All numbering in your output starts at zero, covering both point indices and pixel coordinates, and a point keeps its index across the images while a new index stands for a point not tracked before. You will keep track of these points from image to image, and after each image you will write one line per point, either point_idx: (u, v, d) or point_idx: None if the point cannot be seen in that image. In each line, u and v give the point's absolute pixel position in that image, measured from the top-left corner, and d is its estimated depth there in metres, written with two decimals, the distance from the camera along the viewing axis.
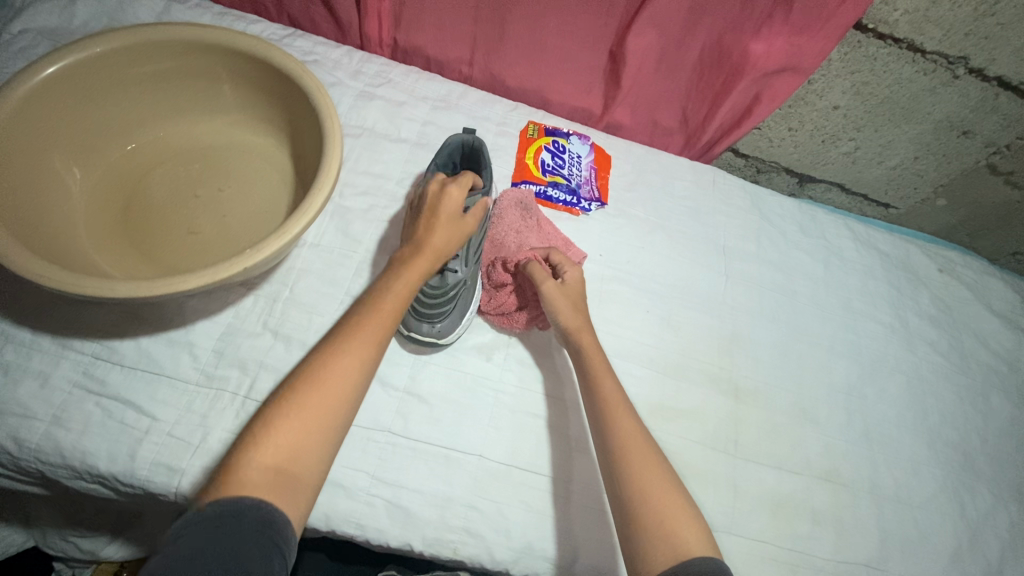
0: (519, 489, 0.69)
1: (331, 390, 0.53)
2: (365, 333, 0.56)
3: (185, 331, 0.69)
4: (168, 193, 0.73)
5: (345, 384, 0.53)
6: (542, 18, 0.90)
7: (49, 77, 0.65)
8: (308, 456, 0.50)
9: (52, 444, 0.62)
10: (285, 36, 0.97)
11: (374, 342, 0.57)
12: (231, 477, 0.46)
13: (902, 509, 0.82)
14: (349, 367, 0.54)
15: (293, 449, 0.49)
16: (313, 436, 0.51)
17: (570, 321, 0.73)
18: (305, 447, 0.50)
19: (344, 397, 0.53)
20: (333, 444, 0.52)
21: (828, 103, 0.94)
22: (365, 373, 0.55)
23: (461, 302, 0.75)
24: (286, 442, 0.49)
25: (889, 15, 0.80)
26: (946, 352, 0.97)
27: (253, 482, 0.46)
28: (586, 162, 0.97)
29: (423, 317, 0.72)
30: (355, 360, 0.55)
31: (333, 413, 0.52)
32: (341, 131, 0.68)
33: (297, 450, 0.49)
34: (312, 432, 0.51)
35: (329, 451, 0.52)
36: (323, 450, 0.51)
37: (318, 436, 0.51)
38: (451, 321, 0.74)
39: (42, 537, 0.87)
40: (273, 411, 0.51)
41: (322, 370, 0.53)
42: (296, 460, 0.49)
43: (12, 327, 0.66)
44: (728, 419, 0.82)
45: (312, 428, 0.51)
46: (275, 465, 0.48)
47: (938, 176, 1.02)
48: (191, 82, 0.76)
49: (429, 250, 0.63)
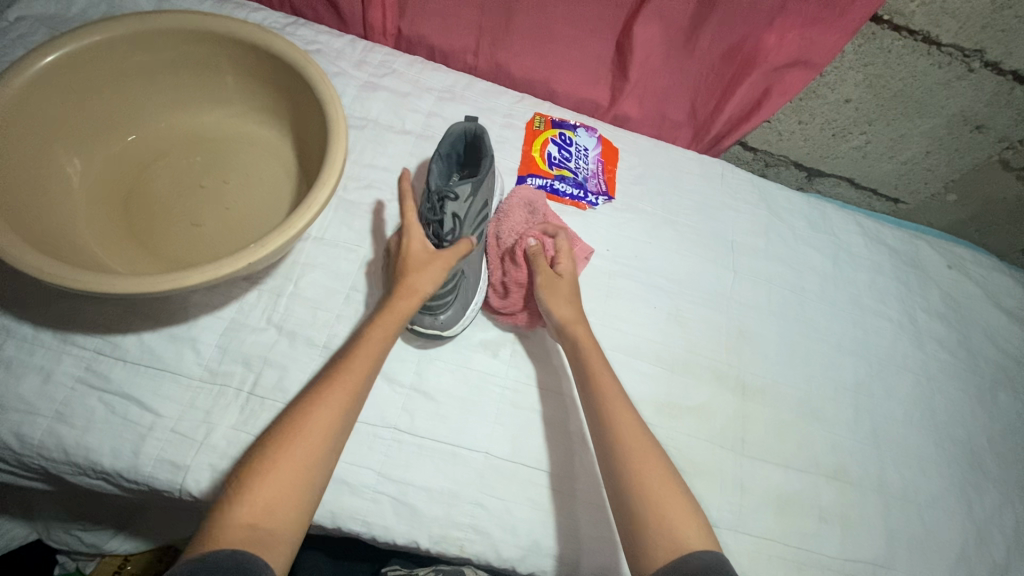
0: (526, 487, 0.69)
1: (305, 450, 0.54)
2: (337, 391, 0.58)
3: (188, 326, 0.68)
4: (170, 186, 0.72)
5: (318, 442, 0.55)
6: (549, 7, 0.89)
7: (48, 67, 0.64)
8: (283, 512, 0.51)
9: (55, 441, 0.61)
10: (287, 24, 0.95)
11: (347, 397, 0.58)
12: (210, 532, 0.48)
13: (908, 507, 0.82)
14: (323, 424, 0.56)
15: (268, 506, 0.51)
16: (288, 490, 0.52)
17: (565, 314, 0.72)
18: (279, 503, 0.51)
19: (319, 452, 0.55)
20: (310, 499, 0.53)
21: (840, 97, 0.92)
22: (338, 430, 0.57)
23: (463, 292, 0.74)
24: (262, 499, 0.51)
25: (906, 6, 0.78)
26: (954, 349, 0.96)
27: (230, 538, 0.48)
28: (593, 155, 0.95)
29: (425, 309, 0.70)
30: (329, 417, 0.56)
31: (307, 471, 0.54)
32: (346, 123, 0.67)
33: (271, 506, 0.51)
34: (287, 488, 0.52)
35: (305, 508, 0.53)
36: (298, 505, 0.52)
37: (292, 493, 0.52)
38: (455, 312, 0.73)
39: (45, 529, 0.87)
40: (250, 471, 0.53)
41: (296, 427, 0.55)
42: (270, 516, 0.50)
43: (13, 322, 0.65)
44: (735, 416, 0.81)
45: (289, 483, 0.52)
46: (250, 523, 0.49)
47: (949, 171, 1.01)
48: (192, 72, 0.74)
49: (411, 291, 0.63)
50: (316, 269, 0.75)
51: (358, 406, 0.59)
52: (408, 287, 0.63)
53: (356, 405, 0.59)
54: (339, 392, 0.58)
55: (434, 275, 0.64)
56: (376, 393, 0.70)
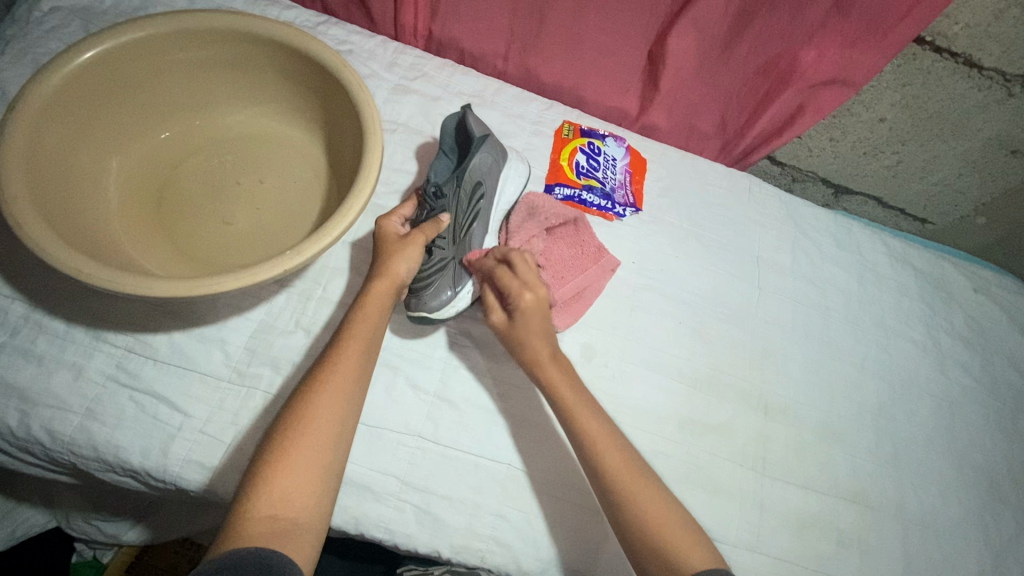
0: (548, 501, 0.68)
1: (318, 435, 0.53)
2: (340, 375, 0.57)
3: (217, 327, 0.68)
4: (201, 184, 0.71)
5: (330, 426, 0.54)
6: (584, 15, 0.88)
7: (87, 63, 0.63)
8: (304, 499, 0.49)
9: (85, 437, 0.62)
10: (319, 23, 0.95)
11: (351, 381, 0.57)
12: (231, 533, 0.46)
13: (926, 533, 0.81)
14: (331, 408, 0.54)
15: (287, 496, 0.49)
16: (306, 475, 0.50)
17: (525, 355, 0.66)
18: (298, 490, 0.50)
19: (332, 436, 0.53)
20: (329, 485, 0.52)
21: (874, 115, 0.91)
22: (346, 413, 0.55)
23: (450, 272, 0.73)
24: (280, 489, 0.49)
25: (949, 28, 0.78)
26: (978, 375, 0.95)
27: (254, 532, 0.46)
28: (621, 165, 0.95)
29: (413, 291, 0.72)
30: (336, 401, 0.55)
31: (322, 455, 0.52)
32: (381, 129, 0.67)
33: (291, 495, 0.49)
34: (306, 474, 0.51)
35: (325, 493, 0.51)
36: (318, 490, 0.51)
37: (311, 479, 0.51)
38: (439, 290, 0.72)
39: (65, 518, 0.88)
40: (262, 462, 0.51)
41: (305, 413, 0.54)
42: (290, 504, 0.49)
43: (46, 318, 0.66)
44: (757, 435, 0.81)
45: (307, 470, 0.51)
46: (272, 513, 0.47)
47: (980, 194, 1.00)
48: (228, 71, 0.74)
49: (390, 274, 0.65)
50: (344, 273, 0.74)
51: (361, 389, 0.58)
52: (386, 269, 0.65)
53: (360, 388, 0.58)
54: (342, 376, 0.57)
55: (411, 257, 0.66)
56: (401, 400, 0.70)
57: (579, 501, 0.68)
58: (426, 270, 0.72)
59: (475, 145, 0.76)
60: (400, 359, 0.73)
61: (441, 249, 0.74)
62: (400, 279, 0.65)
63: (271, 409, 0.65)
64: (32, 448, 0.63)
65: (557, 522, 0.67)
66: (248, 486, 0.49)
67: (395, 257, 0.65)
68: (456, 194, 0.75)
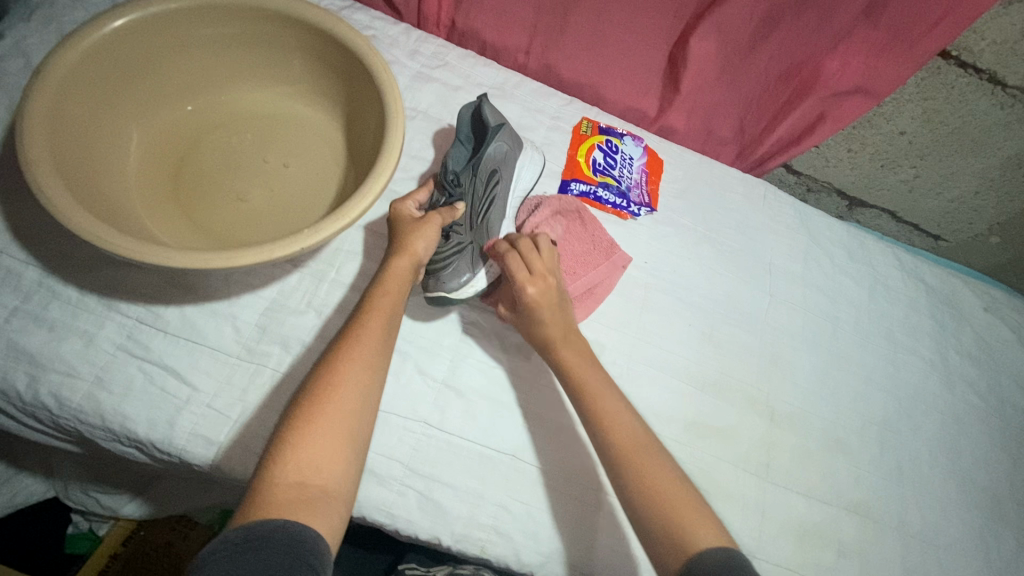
0: (552, 494, 0.68)
1: (343, 404, 0.53)
2: (363, 348, 0.57)
3: (228, 303, 0.68)
4: (218, 159, 0.71)
5: (355, 396, 0.54)
6: (608, 13, 0.88)
7: (116, 31, 0.64)
8: (332, 467, 0.49)
9: (93, 405, 0.62)
10: (344, 8, 0.95)
11: (374, 355, 0.57)
12: (258, 499, 0.45)
13: (926, 549, 0.81)
14: (355, 379, 0.54)
15: (316, 464, 0.49)
16: (335, 445, 0.50)
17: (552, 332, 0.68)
18: (327, 457, 0.49)
19: (356, 405, 0.53)
20: (356, 454, 0.52)
21: (895, 128, 0.91)
22: (369, 384, 0.55)
23: (467, 254, 0.74)
24: (309, 457, 0.49)
25: (976, 43, 0.78)
26: (984, 394, 0.95)
27: (283, 497, 0.45)
28: (637, 165, 0.95)
29: (430, 273, 0.72)
30: (361, 373, 0.55)
31: (348, 425, 0.52)
32: (404, 114, 0.67)
33: (319, 462, 0.49)
34: (333, 441, 0.50)
35: (353, 463, 0.51)
36: (346, 459, 0.51)
37: (338, 446, 0.50)
38: (456, 271, 0.71)
39: (63, 489, 0.87)
40: (286, 431, 0.50)
41: (329, 383, 0.54)
42: (318, 471, 0.48)
43: (59, 284, 0.66)
44: (762, 441, 0.81)
45: (336, 438, 0.51)
46: (301, 480, 0.47)
47: (996, 213, 1.00)
48: (254, 49, 0.74)
49: (408, 251, 0.65)
50: (358, 257, 0.74)
51: (383, 363, 0.58)
52: (404, 247, 0.66)
53: (382, 361, 0.58)
54: (366, 350, 0.57)
55: (429, 237, 0.67)
56: (409, 387, 0.70)
57: (580, 496, 0.68)
58: (443, 252, 0.72)
59: (490, 134, 0.78)
60: (410, 345, 0.73)
61: (458, 234, 0.75)
62: (419, 256, 0.66)
63: (280, 387, 0.65)
64: (39, 413, 0.63)
65: (559, 516, 0.67)
66: (273, 454, 0.49)
67: (416, 236, 0.67)
68: (473, 184, 0.77)
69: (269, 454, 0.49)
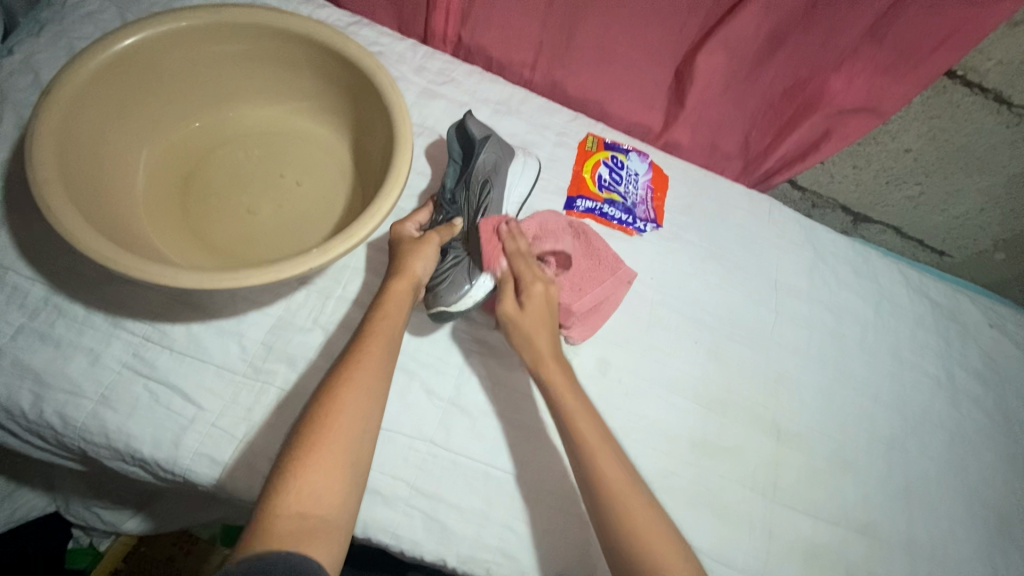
0: (557, 514, 0.67)
1: (343, 431, 0.52)
2: (364, 372, 0.56)
3: (234, 321, 0.68)
4: (226, 176, 0.72)
5: (356, 422, 0.53)
6: (615, 30, 0.88)
7: (125, 50, 0.64)
8: (332, 496, 0.49)
9: (98, 424, 0.61)
10: (351, 23, 0.95)
11: (375, 380, 0.57)
12: (257, 532, 0.45)
13: (934, 569, 0.80)
14: (355, 406, 0.54)
15: (316, 494, 0.48)
16: (335, 473, 0.50)
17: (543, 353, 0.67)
18: (327, 486, 0.49)
19: (357, 432, 0.53)
20: (356, 481, 0.52)
21: (900, 146, 0.91)
22: (370, 410, 0.55)
23: (463, 265, 0.74)
24: (309, 486, 0.48)
25: (981, 63, 0.78)
26: (991, 411, 0.94)
27: (283, 530, 0.45)
28: (643, 181, 0.95)
29: (429, 291, 0.72)
30: (361, 399, 0.55)
31: (349, 452, 0.52)
32: (412, 133, 0.67)
33: (319, 491, 0.49)
34: (333, 470, 0.50)
35: (352, 492, 0.51)
36: (346, 488, 0.50)
37: (338, 475, 0.50)
38: (454, 283, 0.71)
39: (64, 504, 0.87)
40: (287, 459, 0.50)
41: (330, 409, 0.53)
42: (319, 500, 0.48)
43: (65, 302, 0.66)
44: (769, 461, 0.80)
45: (337, 466, 0.50)
46: (301, 511, 0.47)
47: (1000, 230, 1.00)
48: (262, 66, 0.74)
49: (408, 274, 0.66)
50: (364, 273, 0.74)
51: (384, 387, 0.58)
52: (404, 269, 0.66)
53: (383, 384, 0.58)
54: (366, 374, 0.56)
55: (428, 256, 0.68)
56: (415, 405, 0.70)
57: (586, 517, 0.68)
58: (441, 269, 0.73)
59: (477, 147, 0.79)
60: (416, 362, 0.72)
61: (456, 249, 0.76)
62: (418, 277, 0.67)
63: (287, 406, 0.65)
64: (43, 432, 0.63)
65: (566, 539, 0.67)
66: (273, 484, 0.49)
67: (416, 257, 0.67)
68: (468, 199, 0.79)
69: (270, 483, 0.49)
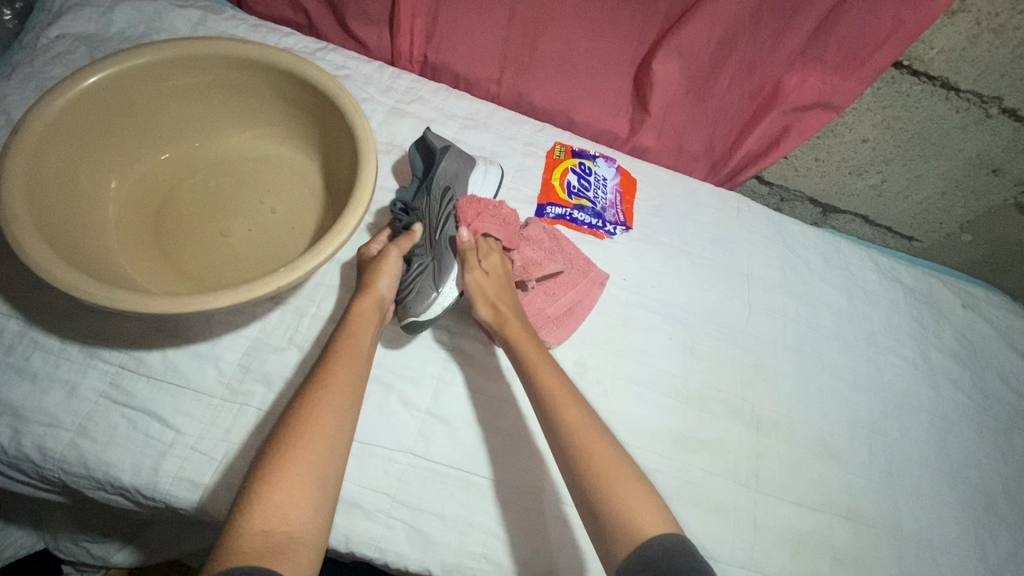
0: (541, 518, 0.68)
1: (313, 449, 0.53)
2: (330, 394, 0.57)
3: (210, 345, 0.69)
4: (199, 204, 0.73)
5: (322, 442, 0.54)
6: (573, 41, 0.91)
7: (91, 87, 0.66)
8: (298, 514, 0.49)
9: (76, 455, 0.62)
10: (318, 49, 0.97)
11: (342, 402, 0.57)
12: (222, 551, 0.45)
13: (922, 551, 0.80)
14: (321, 426, 0.55)
15: (282, 513, 0.48)
16: (302, 492, 0.50)
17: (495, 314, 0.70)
18: (293, 504, 0.49)
19: (324, 452, 0.54)
20: (326, 500, 0.52)
21: (858, 136, 0.94)
22: (338, 432, 0.56)
23: (429, 272, 0.73)
24: (275, 504, 0.49)
25: (926, 53, 0.80)
26: (969, 390, 0.96)
27: (249, 547, 0.45)
28: (611, 185, 0.97)
29: (397, 302, 0.73)
30: (328, 420, 0.55)
31: (316, 472, 0.52)
32: (374, 150, 0.69)
33: (286, 510, 0.49)
34: (299, 489, 0.50)
35: (321, 511, 0.51)
36: (313, 506, 0.50)
37: (305, 494, 0.50)
38: (421, 291, 0.72)
39: (53, 540, 0.87)
40: (256, 477, 0.51)
41: (296, 429, 0.54)
42: (285, 518, 0.48)
43: (40, 335, 0.66)
44: (750, 452, 0.81)
45: (303, 485, 0.51)
46: (266, 529, 0.47)
47: (965, 212, 1.02)
48: (229, 95, 0.76)
49: (372, 291, 0.69)
50: (337, 290, 0.75)
51: (353, 411, 0.58)
52: (367, 287, 0.69)
53: (352, 407, 0.58)
54: (332, 397, 0.57)
55: (390, 273, 0.71)
56: (393, 417, 0.71)
57: (569, 519, 0.68)
58: (406, 279, 0.74)
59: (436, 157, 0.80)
60: (393, 375, 0.73)
61: (420, 257, 0.76)
62: (382, 294, 0.69)
63: (264, 426, 0.65)
64: (22, 466, 0.63)
65: (549, 543, 0.67)
66: (241, 502, 0.49)
67: (379, 275, 0.70)
68: (428, 207, 0.80)
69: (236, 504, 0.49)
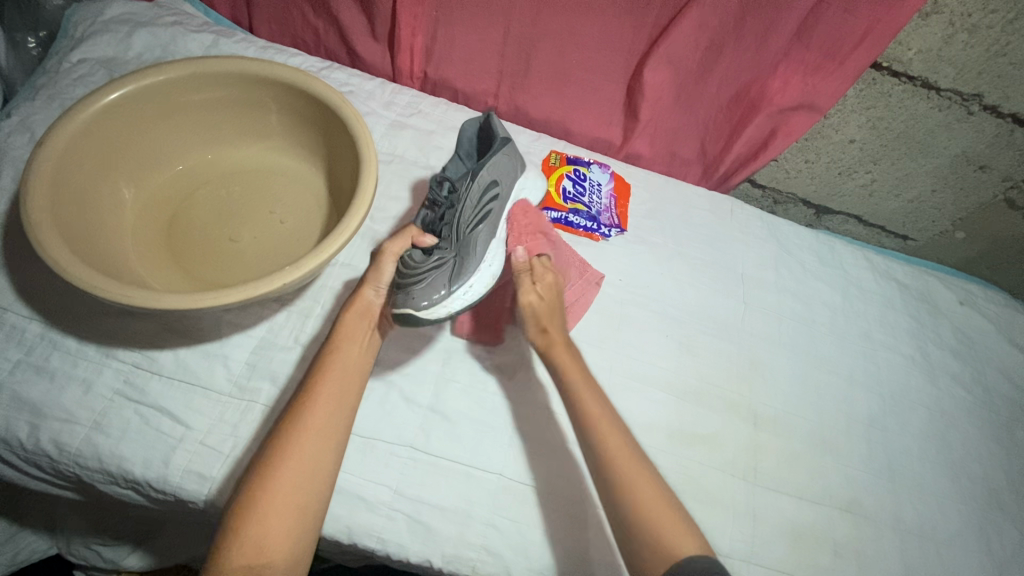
0: (540, 509, 0.69)
1: (292, 482, 0.55)
2: (312, 420, 0.59)
3: (219, 344, 0.72)
4: (210, 212, 0.77)
5: (300, 471, 0.56)
6: (565, 54, 0.95)
7: (112, 103, 0.71)
8: (276, 543, 0.53)
9: (90, 449, 0.64)
10: (323, 68, 1.03)
11: (325, 425, 0.59)
12: None
13: (926, 545, 0.80)
14: (300, 456, 0.57)
15: (260, 546, 0.52)
16: (280, 523, 0.53)
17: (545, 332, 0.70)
18: (271, 535, 0.53)
19: (304, 479, 0.56)
20: (308, 527, 0.55)
21: (844, 137, 0.96)
22: (319, 457, 0.58)
23: (446, 269, 0.68)
24: (253, 537, 0.52)
25: (903, 54, 0.83)
26: (968, 384, 0.96)
27: None
28: (606, 190, 1.00)
29: (402, 287, 0.67)
30: (308, 448, 0.57)
31: (295, 501, 0.55)
32: (375, 158, 0.72)
33: (264, 541, 0.52)
34: (276, 521, 0.53)
35: (301, 536, 0.54)
36: (292, 534, 0.54)
37: (283, 523, 0.54)
38: (429, 286, 0.66)
39: (66, 543, 0.89)
40: (240, 505, 0.54)
41: (277, 459, 0.56)
42: (263, 550, 0.52)
43: (59, 336, 0.70)
44: (748, 445, 0.82)
45: (281, 517, 0.54)
46: (247, 562, 0.51)
47: (956, 210, 1.04)
48: (239, 109, 0.81)
49: (360, 300, 0.69)
50: (340, 291, 0.78)
51: (339, 430, 0.60)
52: (354, 295, 0.69)
53: (336, 428, 0.60)
54: (314, 424, 0.59)
55: (381, 278, 0.70)
56: (394, 412, 0.73)
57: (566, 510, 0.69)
58: (419, 266, 0.67)
59: (497, 146, 0.76)
60: (393, 373, 0.75)
61: (441, 250, 0.71)
62: (371, 301, 0.70)
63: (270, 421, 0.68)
64: (39, 460, 0.66)
65: (547, 533, 0.68)
66: (227, 528, 0.53)
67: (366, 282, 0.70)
68: (466, 190, 0.73)
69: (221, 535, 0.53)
